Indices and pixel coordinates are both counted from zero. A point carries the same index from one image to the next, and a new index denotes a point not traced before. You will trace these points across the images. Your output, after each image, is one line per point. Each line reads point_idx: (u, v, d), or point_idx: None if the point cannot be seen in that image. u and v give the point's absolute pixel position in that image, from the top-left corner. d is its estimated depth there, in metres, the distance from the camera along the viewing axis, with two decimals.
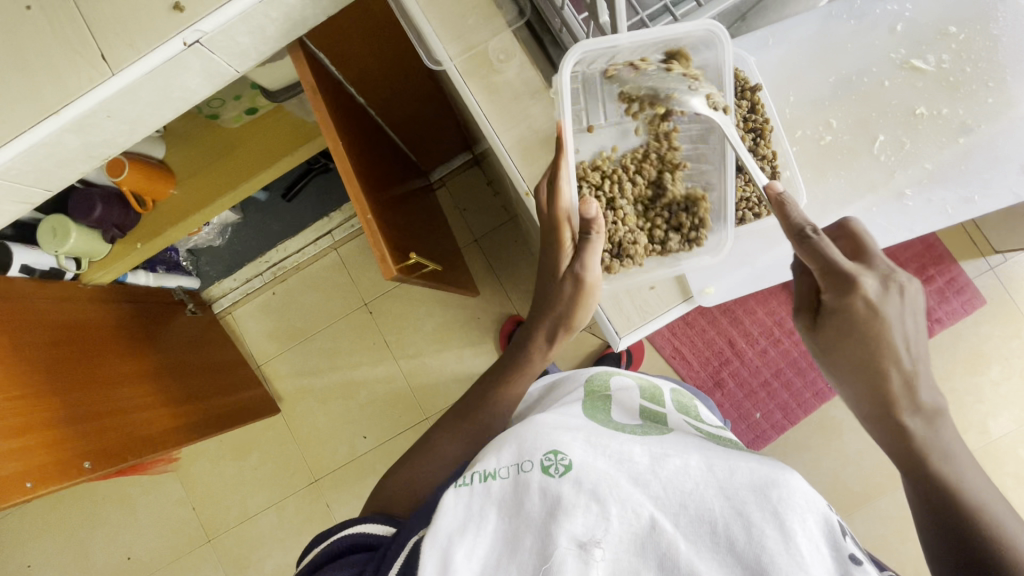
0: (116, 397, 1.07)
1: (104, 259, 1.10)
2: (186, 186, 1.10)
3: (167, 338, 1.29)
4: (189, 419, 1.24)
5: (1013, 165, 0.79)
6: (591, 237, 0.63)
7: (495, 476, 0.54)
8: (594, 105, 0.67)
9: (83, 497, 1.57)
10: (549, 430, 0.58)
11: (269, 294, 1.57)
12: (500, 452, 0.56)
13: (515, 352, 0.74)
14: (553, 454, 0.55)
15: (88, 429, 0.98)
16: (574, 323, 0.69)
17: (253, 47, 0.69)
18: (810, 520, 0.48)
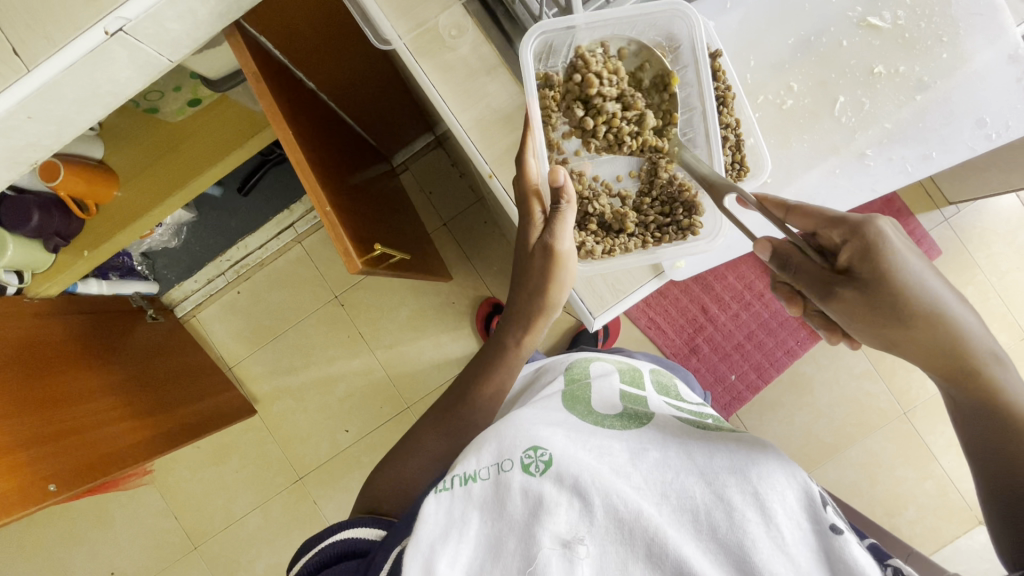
0: (81, 413, 1.04)
1: (49, 270, 1.04)
2: (131, 187, 1.03)
3: (129, 348, 1.23)
4: (159, 430, 1.20)
5: (969, 118, 0.79)
6: (561, 206, 0.60)
7: (475, 478, 0.52)
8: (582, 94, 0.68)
9: (57, 516, 1.51)
10: (525, 426, 0.57)
11: (234, 294, 1.52)
12: (480, 452, 0.54)
13: (497, 346, 0.71)
14: (533, 451, 0.53)
15: (52, 450, 0.95)
16: (551, 305, 0.65)
17: (185, 34, 0.64)
18: (787, 496, 0.49)
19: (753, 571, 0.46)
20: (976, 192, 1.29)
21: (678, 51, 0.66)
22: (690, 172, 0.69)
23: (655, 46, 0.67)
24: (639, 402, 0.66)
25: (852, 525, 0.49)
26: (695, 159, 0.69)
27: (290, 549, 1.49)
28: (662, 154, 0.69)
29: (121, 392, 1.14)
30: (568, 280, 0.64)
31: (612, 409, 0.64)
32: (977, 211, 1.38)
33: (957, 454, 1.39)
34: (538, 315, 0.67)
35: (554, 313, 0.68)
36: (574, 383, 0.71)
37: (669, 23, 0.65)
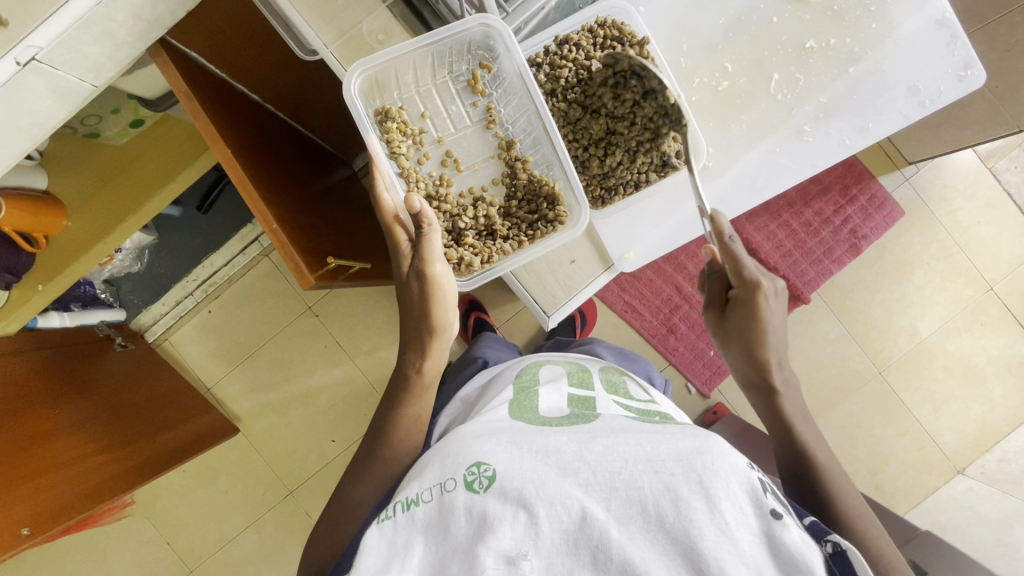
0: (52, 452, 1.02)
1: (6, 308, 1.00)
2: (80, 216, 1.00)
3: (100, 380, 1.20)
4: (137, 460, 1.18)
5: (902, 86, 0.81)
6: (424, 229, 0.65)
7: (417, 501, 0.56)
8: (437, 111, 0.74)
9: (45, 555, 1.49)
10: (472, 440, 0.59)
11: (206, 314, 1.48)
12: (424, 476, 0.58)
13: (399, 379, 0.72)
14: (476, 468, 0.55)
15: (27, 493, 0.94)
16: (439, 325, 0.69)
17: (107, 57, 0.61)
18: (731, 483, 0.50)
19: (700, 561, 0.47)
20: (932, 151, 1.31)
21: (498, 61, 0.70)
22: (544, 171, 0.75)
23: (480, 62, 0.71)
24: (590, 404, 0.69)
25: (787, 501, 0.52)
26: (544, 158, 0.75)
27: (288, 563, 1.48)
28: (516, 159, 0.75)
29: (93, 425, 1.12)
30: (447, 297, 0.68)
31: (558, 414, 0.66)
32: (935, 169, 1.40)
33: (932, 408, 1.43)
34: (429, 341, 0.70)
35: (444, 333, 0.71)
36: (524, 386, 0.73)
37: (481, 40, 0.68)
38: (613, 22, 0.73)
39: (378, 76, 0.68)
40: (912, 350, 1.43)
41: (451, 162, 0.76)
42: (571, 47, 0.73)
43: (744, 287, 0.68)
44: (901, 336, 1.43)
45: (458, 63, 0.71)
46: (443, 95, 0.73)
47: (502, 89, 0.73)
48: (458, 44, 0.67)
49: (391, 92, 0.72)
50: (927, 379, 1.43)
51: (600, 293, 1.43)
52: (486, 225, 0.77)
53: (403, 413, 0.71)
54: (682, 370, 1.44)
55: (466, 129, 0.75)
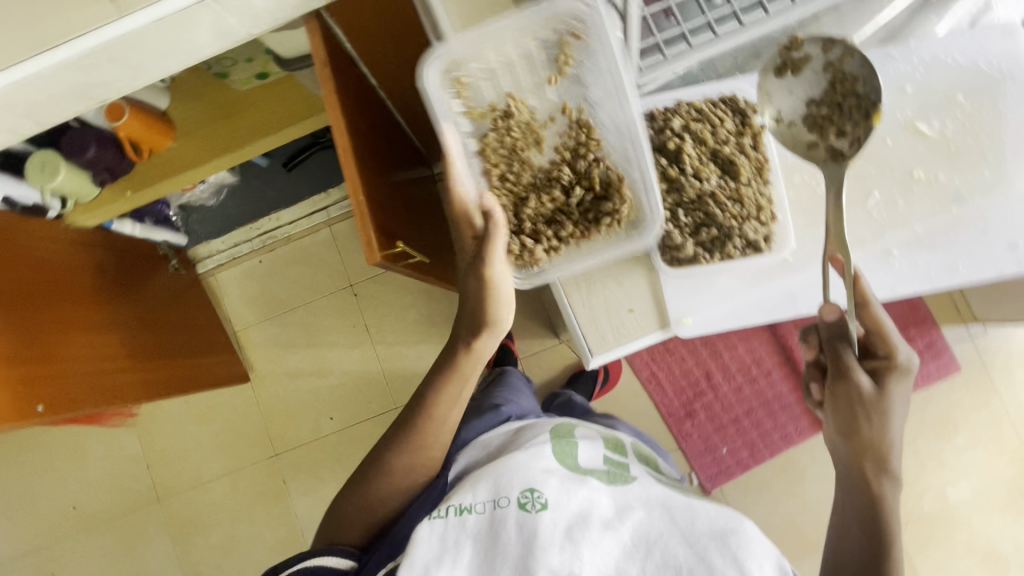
0: (80, 345, 1.06)
1: (93, 202, 1.08)
2: (183, 141, 1.08)
3: (141, 294, 1.27)
4: (156, 376, 1.21)
5: (997, 240, 0.80)
6: (490, 229, 0.70)
7: (468, 511, 0.68)
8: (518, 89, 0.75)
9: (40, 440, 1.56)
10: (520, 469, 0.71)
11: (256, 262, 1.55)
12: (476, 488, 0.70)
13: (451, 359, 0.79)
14: (529, 493, 0.68)
15: (50, 374, 0.97)
16: (496, 319, 0.75)
17: (270, 12, 0.67)
18: (761, 564, 0.64)
19: None
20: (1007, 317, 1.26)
21: (590, 34, 0.68)
22: (621, 165, 0.75)
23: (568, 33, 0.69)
24: (623, 466, 0.80)
25: None
26: (624, 154, 0.74)
27: (250, 524, 1.49)
28: (592, 146, 0.75)
29: (124, 330, 1.17)
30: (506, 296, 0.74)
31: (597, 467, 0.78)
32: (1005, 336, 1.35)
33: None
34: (481, 334, 0.76)
35: (496, 327, 0.76)
36: (560, 433, 0.82)
37: (567, 13, 0.67)
38: (735, 101, 0.80)
39: (459, 52, 0.69)
40: (935, 514, 1.34)
41: (525, 141, 0.76)
42: (691, 111, 0.80)
43: (873, 363, 0.74)
44: (927, 495, 1.35)
45: (545, 34, 0.69)
46: (525, 72, 0.74)
47: (590, 71, 0.71)
48: (541, 20, 0.67)
49: (470, 67, 0.72)
50: (945, 549, 1.34)
51: (630, 356, 1.42)
52: (552, 213, 0.78)
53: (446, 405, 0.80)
54: (690, 458, 1.40)
55: (548, 106, 0.76)
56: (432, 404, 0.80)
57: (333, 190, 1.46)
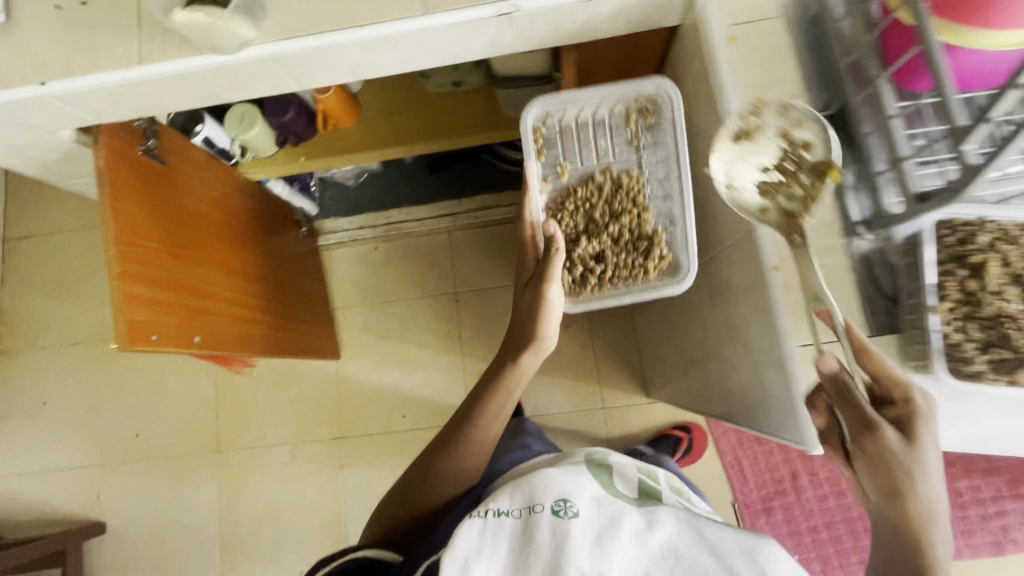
0: (231, 287, 1.06)
1: (266, 158, 1.16)
2: (364, 124, 1.15)
3: (274, 252, 1.30)
4: (278, 334, 1.21)
5: None
6: (551, 251, 0.76)
7: (504, 514, 0.63)
8: (582, 143, 0.88)
9: (126, 362, 1.62)
10: (556, 479, 0.66)
11: (371, 248, 1.59)
12: (514, 494, 0.65)
13: (498, 367, 0.80)
14: (562, 501, 0.63)
15: (211, 308, 0.95)
16: (542, 332, 0.77)
17: (542, 37, 0.72)
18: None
19: None
20: None
21: (798, 106, 0.65)
22: (664, 223, 0.86)
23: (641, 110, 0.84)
24: (654, 492, 0.72)
25: None
26: (669, 212, 0.86)
27: (298, 497, 1.51)
28: (642, 205, 0.86)
29: (259, 287, 1.18)
30: (554, 311, 0.77)
31: (631, 491, 0.71)
32: None
33: None
34: (528, 345, 0.77)
35: (540, 348, 0.78)
36: (596, 461, 0.76)
37: (646, 95, 0.83)
38: None
39: (552, 108, 0.85)
40: None
41: (586, 189, 0.88)
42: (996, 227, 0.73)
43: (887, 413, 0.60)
44: None
45: (619, 114, 0.86)
46: (595, 143, 0.88)
47: (815, 148, 0.65)
48: (620, 98, 0.84)
49: (552, 121, 0.87)
50: None
51: (717, 434, 1.39)
52: (598, 253, 0.88)
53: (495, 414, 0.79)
54: None
55: (603, 160, 0.89)
56: (466, 417, 0.80)
57: (466, 199, 1.52)
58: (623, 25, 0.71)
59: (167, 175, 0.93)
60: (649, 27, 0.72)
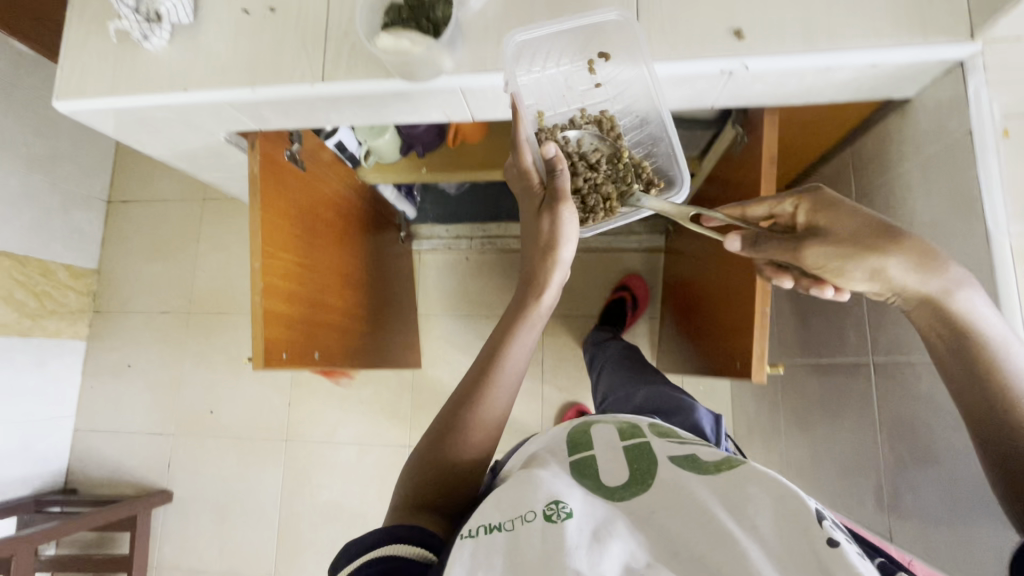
0: (349, 299, 1.05)
1: (388, 165, 1.10)
2: (492, 142, 1.09)
3: (381, 260, 1.30)
4: (381, 346, 1.21)
5: None
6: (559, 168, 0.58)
7: (496, 530, 0.40)
8: (546, 65, 0.63)
9: (209, 337, 1.65)
10: (545, 476, 0.44)
11: (463, 259, 1.55)
12: (500, 500, 0.43)
13: (514, 309, 0.59)
14: (555, 505, 0.41)
15: (328, 324, 0.94)
16: (558, 258, 0.59)
17: (749, 95, 0.65)
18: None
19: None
20: None
21: None
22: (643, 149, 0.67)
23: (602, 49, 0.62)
24: (642, 452, 0.49)
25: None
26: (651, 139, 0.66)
27: (360, 499, 1.50)
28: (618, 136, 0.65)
29: (368, 297, 1.17)
30: (573, 231, 0.59)
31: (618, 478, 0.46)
32: None
33: None
34: (546, 277, 0.59)
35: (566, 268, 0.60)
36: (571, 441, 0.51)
37: (610, 26, 0.59)
38: None
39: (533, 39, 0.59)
40: None
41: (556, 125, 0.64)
42: None
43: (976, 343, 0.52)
44: None
45: (581, 51, 0.62)
46: (564, 90, 0.65)
47: None
48: (590, 29, 0.59)
49: (524, 70, 0.61)
50: None
51: None
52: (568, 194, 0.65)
53: (515, 365, 0.56)
54: None
55: (572, 77, 0.64)
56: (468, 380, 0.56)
57: None
58: (843, 94, 0.64)
59: (308, 180, 0.92)
60: (872, 98, 0.64)
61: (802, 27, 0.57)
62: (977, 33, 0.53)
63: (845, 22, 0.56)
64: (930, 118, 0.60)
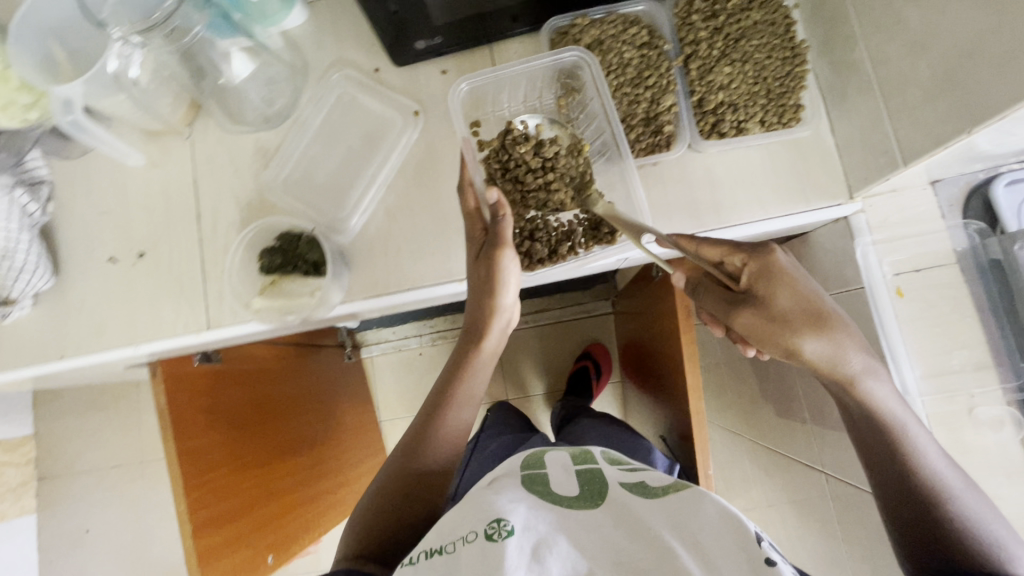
0: (309, 464, 1.01)
1: None
2: None
3: (343, 392, 1.25)
4: (354, 487, 1.18)
5: None
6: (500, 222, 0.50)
7: (436, 555, 0.37)
8: (514, 94, 0.57)
9: None
10: (493, 495, 0.41)
11: (416, 355, 1.51)
12: (441, 524, 0.40)
13: (458, 359, 0.54)
14: (497, 520, 0.37)
15: (282, 512, 0.91)
16: (499, 304, 0.51)
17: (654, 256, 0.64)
18: None
19: None
20: None
21: None
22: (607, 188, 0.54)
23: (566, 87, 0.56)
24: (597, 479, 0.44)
25: None
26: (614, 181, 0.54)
27: None
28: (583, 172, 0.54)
29: (335, 441, 1.13)
30: (516, 280, 0.51)
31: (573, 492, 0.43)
32: None
33: None
34: (486, 323, 0.52)
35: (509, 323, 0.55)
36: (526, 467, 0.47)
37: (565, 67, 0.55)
38: None
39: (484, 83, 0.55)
40: None
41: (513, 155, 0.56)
42: None
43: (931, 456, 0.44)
44: None
45: (547, 89, 0.57)
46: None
47: None
48: (546, 69, 0.55)
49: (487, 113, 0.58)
50: None
51: None
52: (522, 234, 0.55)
53: (459, 419, 0.52)
54: None
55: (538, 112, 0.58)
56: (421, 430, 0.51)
57: None
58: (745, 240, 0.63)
59: (232, 370, 0.88)
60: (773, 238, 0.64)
61: (692, 204, 0.55)
62: (856, 192, 0.53)
63: (732, 193, 0.54)
64: (832, 259, 0.60)
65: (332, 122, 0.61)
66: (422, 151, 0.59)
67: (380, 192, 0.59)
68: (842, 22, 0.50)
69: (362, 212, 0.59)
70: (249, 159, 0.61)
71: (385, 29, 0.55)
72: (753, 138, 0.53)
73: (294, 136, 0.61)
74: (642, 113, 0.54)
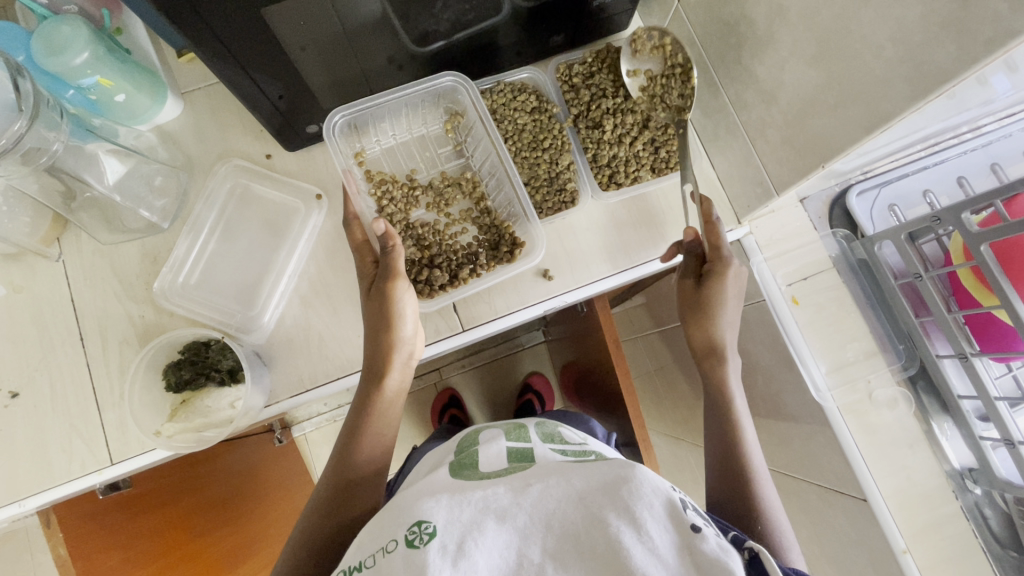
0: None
1: None
2: None
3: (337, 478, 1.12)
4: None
5: None
6: (388, 253, 0.49)
7: (356, 572, 0.35)
8: (397, 123, 0.60)
9: None
10: (421, 494, 0.38)
11: None
12: (365, 531, 0.37)
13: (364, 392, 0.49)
14: (417, 525, 0.34)
15: None
16: (399, 338, 0.49)
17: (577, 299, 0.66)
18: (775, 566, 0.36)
19: None
20: None
21: None
22: (503, 209, 0.60)
23: (449, 111, 0.60)
24: (525, 455, 0.45)
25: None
26: (507, 197, 0.59)
27: None
28: (479, 200, 0.61)
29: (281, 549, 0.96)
30: (412, 310, 0.49)
31: (500, 465, 0.43)
32: None
33: None
34: (387, 359, 0.49)
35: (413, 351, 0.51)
36: (461, 453, 0.47)
37: (446, 89, 0.58)
38: None
39: (359, 118, 0.56)
40: None
41: (407, 181, 0.60)
42: None
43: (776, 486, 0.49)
44: None
45: (432, 114, 0.61)
46: (417, 154, 0.62)
47: None
48: (425, 95, 0.57)
49: (370, 143, 0.60)
50: None
51: None
52: (426, 256, 0.58)
53: (371, 452, 0.48)
54: None
55: (423, 139, 0.62)
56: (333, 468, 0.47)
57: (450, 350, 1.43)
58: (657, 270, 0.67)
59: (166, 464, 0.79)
60: None
61: (604, 249, 0.58)
62: (742, 217, 0.59)
63: (638, 235, 0.58)
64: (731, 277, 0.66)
65: (227, 216, 0.58)
66: (331, 232, 0.58)
67: (293, 281, 0.56)
68: (704, 74, 0.56)
69: (276, 306, 0.55)
70: (137, 267, 0.56)
71: (272, 119, 0.53)
72: (651, 184, 0.58)
73: (186, 237, 0.56)
74: (545, 173, 0.60)
